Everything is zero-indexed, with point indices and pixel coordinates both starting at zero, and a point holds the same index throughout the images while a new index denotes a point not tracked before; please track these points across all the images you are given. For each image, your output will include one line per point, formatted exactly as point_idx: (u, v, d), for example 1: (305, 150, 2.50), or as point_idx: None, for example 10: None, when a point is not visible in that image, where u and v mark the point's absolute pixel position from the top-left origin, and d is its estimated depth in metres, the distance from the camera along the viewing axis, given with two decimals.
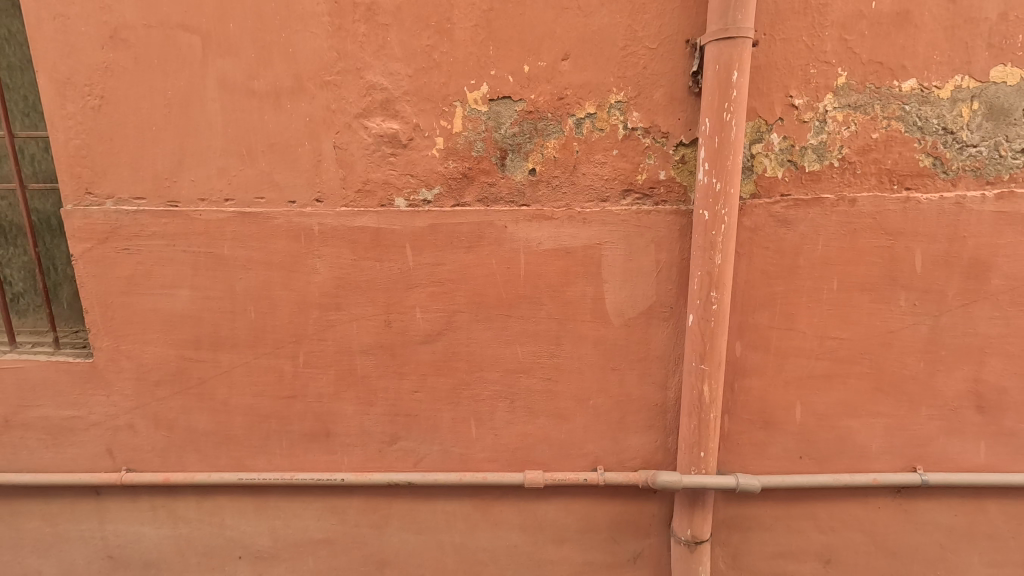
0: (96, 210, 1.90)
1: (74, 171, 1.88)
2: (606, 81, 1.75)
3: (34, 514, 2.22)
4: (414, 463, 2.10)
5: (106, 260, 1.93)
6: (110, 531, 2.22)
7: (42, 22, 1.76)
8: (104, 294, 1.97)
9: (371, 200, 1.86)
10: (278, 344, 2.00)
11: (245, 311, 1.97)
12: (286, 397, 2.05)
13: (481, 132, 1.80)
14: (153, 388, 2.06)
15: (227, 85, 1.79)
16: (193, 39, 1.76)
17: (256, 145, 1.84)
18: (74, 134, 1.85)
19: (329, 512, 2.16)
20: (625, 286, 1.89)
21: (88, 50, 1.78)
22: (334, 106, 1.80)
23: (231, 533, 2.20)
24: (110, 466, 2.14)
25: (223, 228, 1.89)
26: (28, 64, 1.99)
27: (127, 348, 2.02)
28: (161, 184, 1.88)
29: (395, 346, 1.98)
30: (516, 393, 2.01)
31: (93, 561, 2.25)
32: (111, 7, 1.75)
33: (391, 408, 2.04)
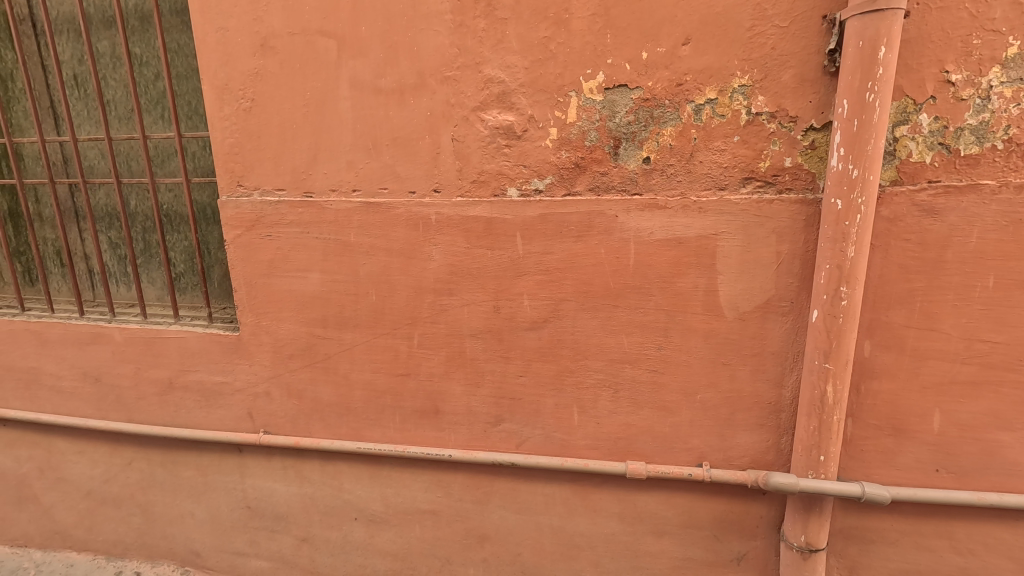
0: (246, 201, 2.13)
1: (229, 167, 2.12)
2: (730, 65, 1.68)
3: (189, 464, 2.57)
4: (517, 445, 2.17)
5: (251, 245, 2.18)
6: (249, 484, 2.52)
7: (207, 35, 2.00)
8: (249, 276, 2.22)
9: (485, 190, 1.93)
10: (395, 325, 2.14)
11: (367, 294, 2.13)
12: (400, 375, 2.20)
13: (596, 121, 1.81)
14: (286, 361, 2.29)
15: (357, 84, 1.93)
16: (330, 44, 1.92)
17: (381, 139, 1.97)
18: (229, 134, 2.09)
19: (436, 485, 2.30)
20: (741, 278, 1.81)
21: (242, 58, 2.00)
22: (454, 100, 1.88)
23: (348, 496, 2.41)
24: (251, 427, 2.42)
25: (350, 217, 2.06)
26: (193, 72, 2.26)
27: (267, 324, 2.26)
28: (299, 177, 2.07)
29: (502, 331, 2.05)
30: (621, 383, 2.01)
31: (235, 509, 2.57)
32: (262, 18, 1.94)
33: (496, 390, 2.12)
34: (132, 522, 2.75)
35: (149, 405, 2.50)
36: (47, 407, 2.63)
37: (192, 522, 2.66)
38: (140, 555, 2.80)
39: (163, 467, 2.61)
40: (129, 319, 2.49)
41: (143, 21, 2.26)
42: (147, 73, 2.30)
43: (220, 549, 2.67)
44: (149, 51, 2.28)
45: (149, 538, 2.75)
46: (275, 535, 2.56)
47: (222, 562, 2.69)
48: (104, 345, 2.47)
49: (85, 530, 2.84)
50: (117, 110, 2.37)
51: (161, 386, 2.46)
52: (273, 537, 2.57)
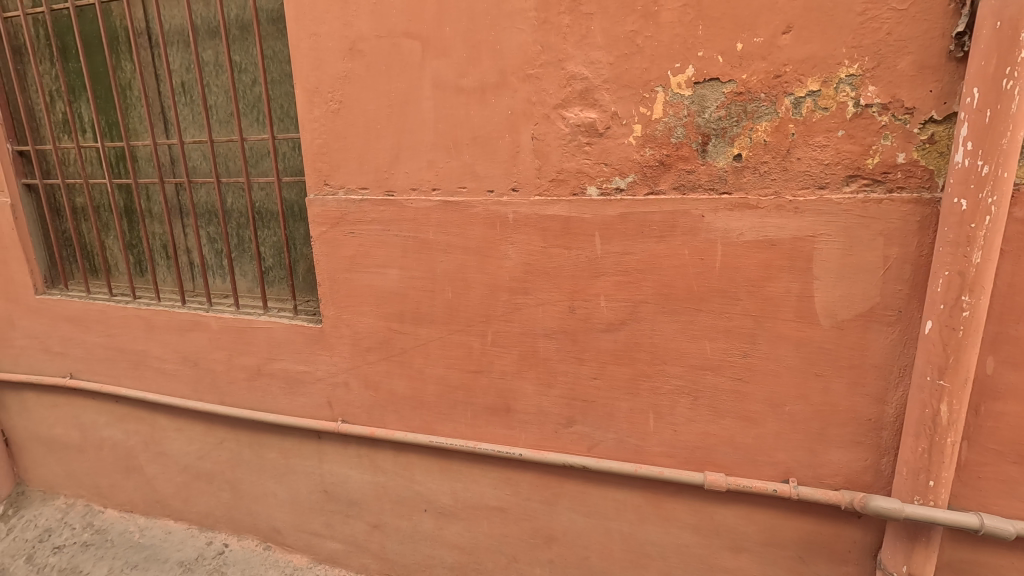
0: (331, 199, 2.23)
1: (316, 167, 2.22)
2: (836, 53, 1.55)
3: (273, 447, 2.73)
4: (588, 448, 2.14)
5: (335, 242, 2.27)
6: (326, 469, 2.64)
7: (301, 41, 2.10)
8: (332, 271, 2.31)
9: (564, 189, 1.91)
10: (470, 322, 2.16)
11: (443, 291, 2.16)
12: (473, 372, 2.22)
13: (683, 117, 1.73)
14: (364, 354, 2.38)
15: (440, 84, 1.96)
16: (415, 45, 1.96)
17: (461, 138, 1.99)
18: (317, 135, 2.18)
19: (505, 482, 2.31)
20: (841, 284, 1.68)
21: (331, 62, 2.08)
22: (535, 98, 1.87)
23: (419, 487, 2.47)
24: (329, 415, 2.53)
25: (429, 215, 2.09)
26: (285, 77, 2.39)
27: (347, 317, 2.35)
28: (382, 176, 2.13)
29: (576, 332, 2.02)
30: (701, 390, 1.92)
31: (313, 492, 2.71)
32: (351, 23, 2.01)
33: (569, 391, 2.10)
34: (222, 497, 2.96)
35: (240, 389, 2.67)
36: (152, 387, 2.88)
37: (274, 501, 2.82)
38: (227, 527, 3.02)
39: (250, 449, 2.79)
40: (224, 309, 2.67)
41: (243, 30, 2.41)
42: (246, 79, 2.46)
43: (298, 528, 2.82)
44: (247, 59, 2.43)
45: (236, 513, 2.96)
46: (349, 520, 2.67)
47: (300, 541, 2.84)
48: (202, 333, 2.66)
49: (180, 502, 3.09)
50: (218, 114, 2.55)
51: (250, 372, 2.62)
52: (347, 521, 2.68)
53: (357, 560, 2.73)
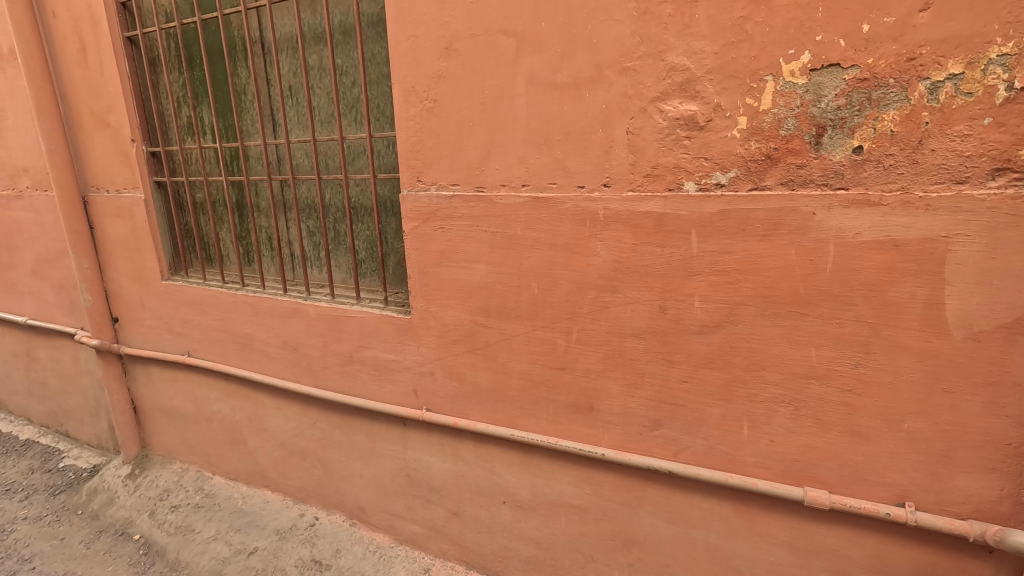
0: (424, 195, 2.30)
1: (410, 164, 2.29)
2: (986, 31, 1.39)
3: (361, 431, 2.87)
4: (674, 453, 2.07)
5: (426, 236, 2.35)
6: (410, 455, 2.75)
7: (400, 42, 2.17)
8: (422, 264, 2.39)
9: (659, 184, 1.84)
10: (555, 319, 2.16)
11: (529, 287, 2.17)
12: (557, 369, 2.21)
13: (796, 107, 1.62)
14: (450, 346, 2.44)
15: (534, 80, 1.96)
16: (509, 42, 1.97)
17: (553, 134, 1.98)
18: (412, 133, 2.26)
19: (585, 481, 2.29)
20: (980, 291, 1.50)
21: (428, 62, 2.14)
22: (632, 91, 1.82)
23: (498, 479, 2.51)
24: (414, 403, 2.63)
25: (518, 211, 2.11)
26: (383, 78, 2.49)
27: (435, 310, 2.43)
28: (472, 172, 2.17)
29: (667, 333, 1.95)
30: (804, 400, 1.79)
31: (397, 476, 2.83)
32: (448, 23, 2.06)
33: (656, 393, 2.04)
34: (314, 473, 3.17)
35: (333, 374, 2.84)
36: (257, 368, 3.14)
37: (360, 481, 2.99)
38: (317, 502, 3.23)
39: (340, 430, 2.96)
40: (321, 297, 2.85)
41: (345, 35, 2.54)
42: (347, 81, 2.59)
43: (381, 509, 2.96)
44: (348, 62, 2.56)
45: (325, 489, 3.16)
46: (429, 505, 2.77)
47: (383, 521, 2.99)
48: (301, 320, 2.86)
49: (277, 475, 3.35)
50: (321, 115, 2.71)
51: (343, 358, 2.78)
52: (428, 506, 2.78)
53: (436, 544, 2.82)
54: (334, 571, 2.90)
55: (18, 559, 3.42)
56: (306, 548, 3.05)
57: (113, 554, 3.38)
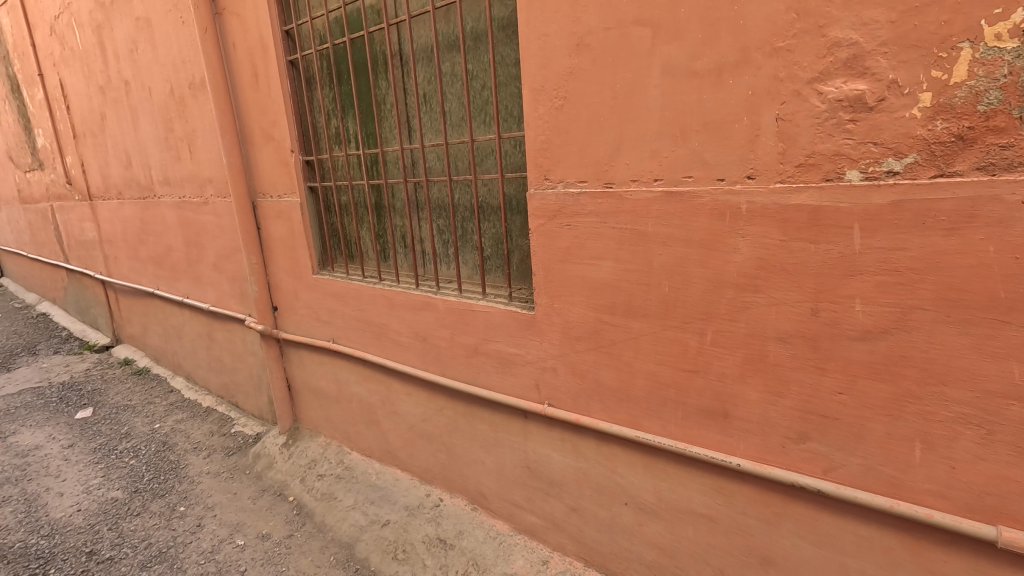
0: (551, 193, 2.32)
1: (538, 162, 2.33)
2: None
3: (484, 420, 3.00)
4: (823, 470, 1.87)
5: (552, 233, 2.36)
6: (531, 448, 2.81)
7: (531, 43, 2.21)
8: (547, 261, 2.42)
9: (814, 174, 1.67)
10: (686, 319, 2.06)
11: (659, 285, 2.10)
12: (688, 371, 2.11)
13: (1000, 77, 1.38)
14: (573, 342, 2.45)
15: (670, 69, 1.88)
16: (645, 32, 1.91)
17: (690, 124, 1.89)
18: (540, 132, 2.28)
19: (716, 491, 2.17)
20: None
21: (559, 60, 2.15)
22: (784, 73, 1.68)
23: (620, 479, 2.47)
24: (537, 397, 2.68)
25: (649, 207, 2.04)
26: (512, 79, 2.55)
27: (559, 306, 2.44)
28: (601, 168, 2.14)
29: (819, 338, 1.77)
30: (999, 422, 1.53)
31: (517, 467, 2.91)
32: (580, 19, 2.05)
33: (804, 403, 1.86)
34: (439, 457, 3.37)
35: (459, 364, 2.99)
36: (391, 356, 3.41)
37: (482, 469, 3.11)
38: (442, 484, 3.44)
39: (464, 418, 3.11)
40: (449, 292, 3.00)
41: (476, 40, 2.63)
42: (477, 85, 2.69)
43: (502, 497, 3.07)
44: (479, 66, 2.66)
45: (450, 473, 3.34)
46: (549, 498, 2.81)
47: (503, 509, 3.09)
48: (431, 313, 3.05)
49: (406, 455, 3.61)
50: (452, 119, 2.85)
51: (469, 350, 2.91)
52: (547, 499, 2.82)
53: (554, 537, 2.86)
54: (458, 551, 3.07)
55: (204, 506, 4.09)
56: (432, 526, 3.26)
57: (273, 511, 3.91)
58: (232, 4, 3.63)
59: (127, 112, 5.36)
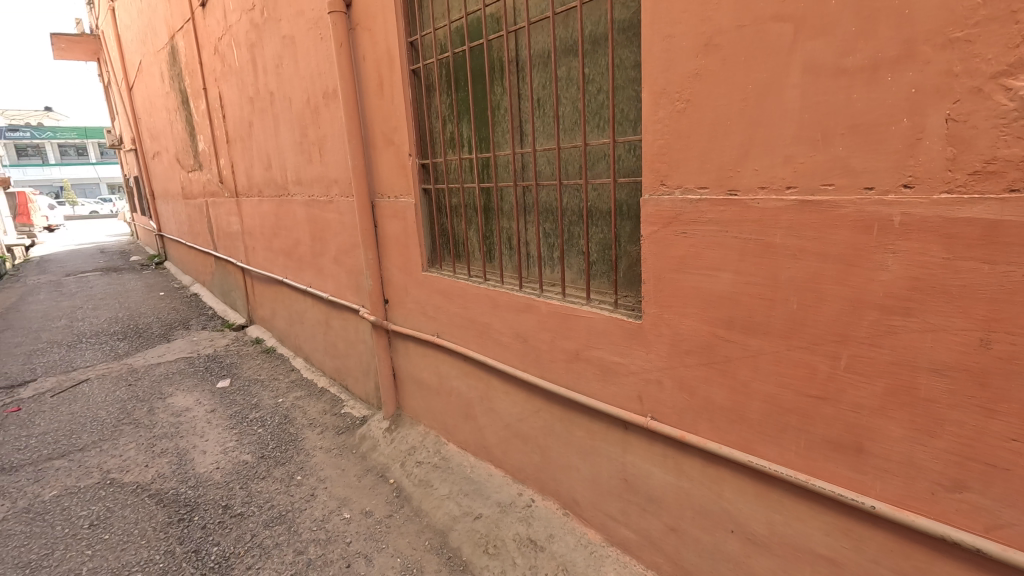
0: (667, 199, 2.23)
1: (655, 167, 2.25)
2: None
3: (581, 427, 2.97)
4: (983, 526, 1.61)
5: (666, 241, 2.27)
6: (629, 460, 2.73)
7: (654, 43, 2.14)
8: (658, 270, 2.34)
9: (994, 184, 1.44)
10: (817, 340, 1.88)
11: (786, 301, 1.93)
12: (815, 397, 1.93)
13: None
14: (682, 356, 2.33)
15: (813, 68, 1.72)
16: (785, 28, 1.77)
17: (834, 127, 1.72)
18: (659, 136, 2.21)
19: (842, 533, 1.96)
20: None
21: (684, 61, 2.06)
22: (959, 68, 1.47)
23: (727, 505, 2.32)
24: (639, 409, 2.60)
25: (779, 216, 1.89)
26: (629, 82, 2.50)
27: (669, 317, 2.34)
28: (725, 174, 2.02)
29: (987, 374, 1.53)
30: None
31: (613, 478, 2.85)
32: (710, 17, 1.95)
33: (962, 447, 1.61)
34: (533, 458, 3.40)
35: (559, 368, 2.98)
36: (491, 354, 3.49)
37: (577, 475, 3.08)
38: (534, 485, 3.46)
39: (561, 422, 3.10)
40: (553, 295, 3.01)
41: (595, 44, 2.61)
42: (593, 88, 2.67)
43: (595, 505, 3.02)
44: (596, 70, 2.63)
45: (542, 475, 3.36)
46: (645, 514, 2.72)
47: (595, 518, 3.05)
48: (533, 315, 3.07)
49: (500, 453, 3.68)
50: (565, 123, 2.85)
51: (570, 355, 2.89)
52: (644, 515, 2.73)
53: (649, 555, 2.76)
54: (547, 554, 3.08)
55: (317, 478, 4.50)
56: (523, 526, 3.30)
57: (376, 491, 4.19)
58: (364, 19, 3.93)
59: (270, 119, 6.03)
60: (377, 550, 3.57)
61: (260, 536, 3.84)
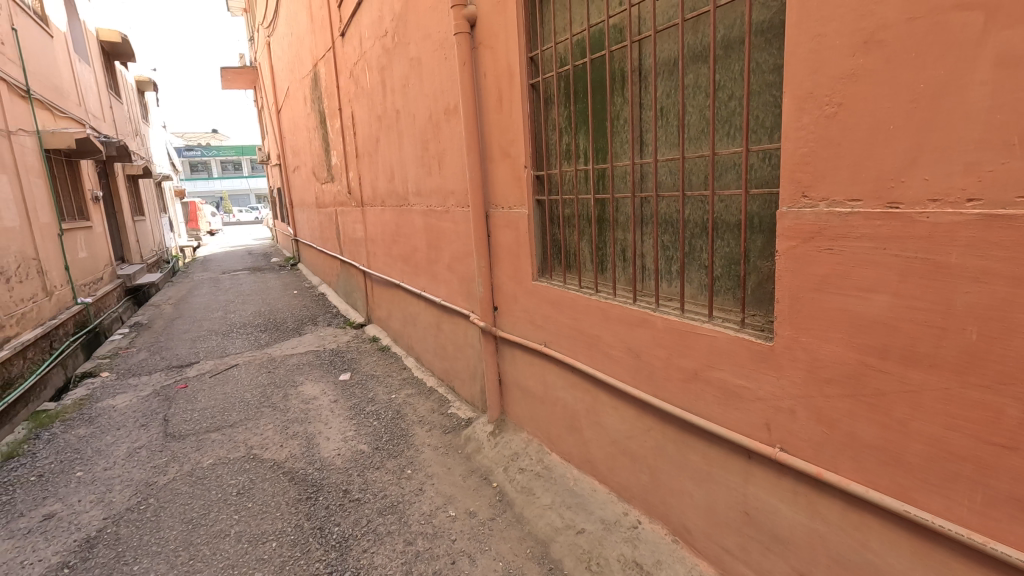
0: (809, 212, 2.04)
1: (795, 177, 2.07)
2: None
3: (697, 451, 2.80)
4: None
5: (806, 257, 2.08)
6: (752, 493, 2.52)
7: (801, 44, 1.98)
8: (796, 288, 2.15)
9: None
10: (1003, 378, 1.60)
11: (962, 331, 1.67)
12: (997, 445, 1.64)
13: None
14: (822, 385, 2.11)
15: (1010, 62, 1.48)
16: (971, 19, 1.54)
17: None
18: (802, 143, 2.03)
19: None
20: None
21: (837, 61, 1.88)
22: None
23: (873, 558, 2.05)
24: (766, 438, 2.40)
25: (955, 233, 1.64)
26: (767, 87, 2.33)
27: (806, 340, 2.14)
28: (884, 185, 1.80)
29: None
30: None
31: (732, 509, 2.65)
32: (872, 11, 1.76)
33: None
34: (641, 478, 3.28)
35: (674, 387, 2.85)
36: (600, 367, 3.44)
37: (689, 501, 2.92)
38: (640, 506, 3.34)
39: (674, 444, 2.96)
40: (670, 310, 2.89)
41: (728, 49, 2.48)
42: (724, 95, 2.54)
43: (709, 536, 2.84)
44: (728, 75, 2.50)
45: (650, 496, 3.23)
46: (769, 554, 2.49)
47: (709, 550, 2.86)
48: (647, 330, 2.98)
49: (606, 468, 3.60)
50: (691, 132, 2.75)
51: (687, 374, 2.76)
52: (767, 554, 2.50)
53: None
54: None
55: (425, 474, 4.74)
56: (629, 547, 3.19)
57: (480, 492, 4.32)
58: (487, 38, 4.12)
59: (395, 135, 6.53)
60: (480, 551, 3.66)
61: (375, 522, 4.12)
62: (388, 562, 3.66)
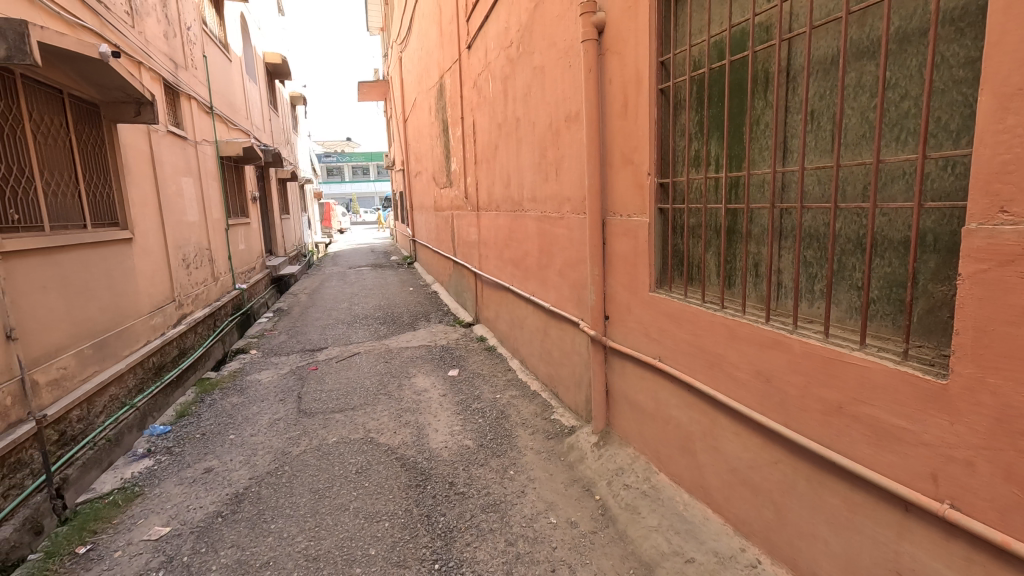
0: (1010, 230, 1.72)
1: (991, 189, 1.76)
2: None
3: (837, 493, 2.50)
4: None
5: (1001, 284, 1.76)
6: (907, 551, 2.19)
7: (1009, 33, 1.69)
8: (984, 320, 1.83)
9: None
10: None
11: None
12: None
13: None
14: (1015, 437, 1.77)
15: None
16: None
17: None
18: (1004, 150, 1.73)
19: None
20: None
21: None
22: None
23: None
24: (930, 491, 2.07)
25: None
26: (956, 84, 2.02)
27: (995, 382, 1.81)
28: None
29: None
30: None
31: (879, 566, 2.32)
32: None
33: None
34: (763, 514, 3.00)
35: (812, 419, 2.57)
36: (721, 389, 3.21)
37: (823, 548, 2.61)
38: (761, 544, 3.06)
39: (807, 482, 2.66)
40: (811, 334, 2.62)
41: (904, 42, 2.19)
42: (895, 94, 2.24)
43: None
44: (903, 72, 2.21)
45: (773, 536, 2.94)
46: None
47: None
48: (782, 353, 2.72)
49: (722, 498, 3.35)
50: (848, 137, 2.47)
51: (829, 407, 2.47)
52: None
53: None
54: None
55: (527, 476, 4.78)
56: None
57: (582, 503, 4.26)
58: (615, 43, 4.07)
59: (514, 142, 6.72)
60: (581, 564, 3.60)
61: (478, 518, 4.24)
62: (489, 559, 3.75)
